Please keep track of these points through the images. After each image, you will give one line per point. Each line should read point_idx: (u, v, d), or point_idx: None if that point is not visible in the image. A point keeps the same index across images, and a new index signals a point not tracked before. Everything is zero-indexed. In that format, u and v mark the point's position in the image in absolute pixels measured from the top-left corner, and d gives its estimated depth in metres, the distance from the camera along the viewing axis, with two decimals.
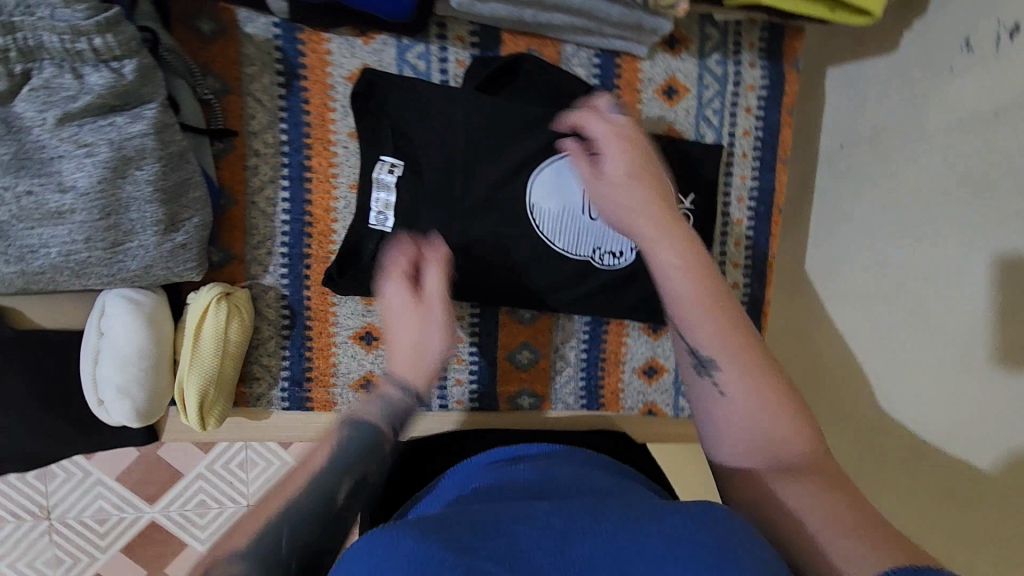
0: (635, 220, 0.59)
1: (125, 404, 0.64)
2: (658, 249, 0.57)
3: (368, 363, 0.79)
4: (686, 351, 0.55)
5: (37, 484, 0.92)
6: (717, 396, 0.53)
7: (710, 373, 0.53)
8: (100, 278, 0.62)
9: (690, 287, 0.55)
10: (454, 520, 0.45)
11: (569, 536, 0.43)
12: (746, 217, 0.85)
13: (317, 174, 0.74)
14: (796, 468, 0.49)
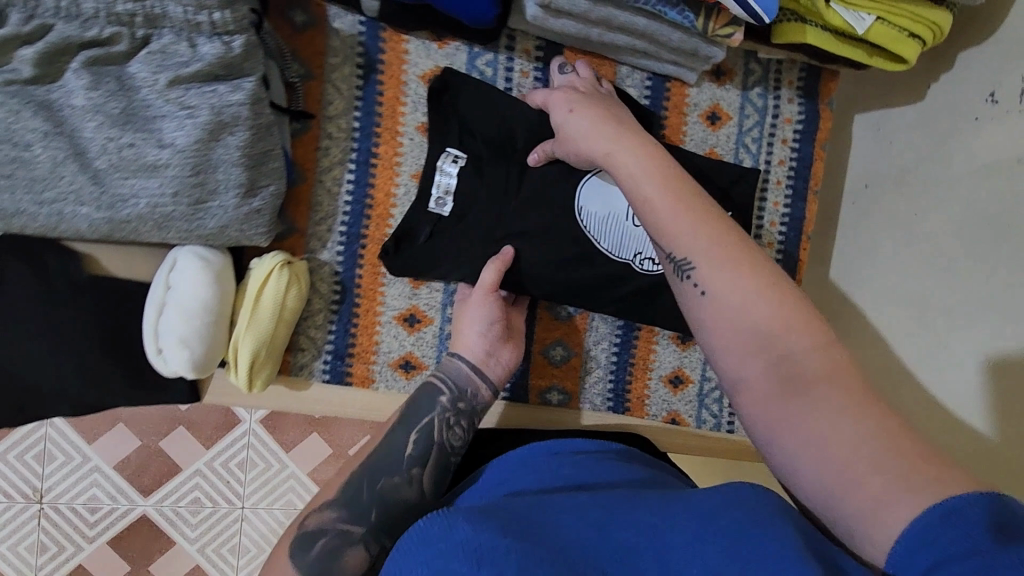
0: (605, 149, 0.67)
1: (183, 355, 0.67)
2: (620, 164, 0.66)
3: (410, 344, 0.82)
4: (666, 258, 0.62)
5: (37, 468, 1.13)
6: (698, 295, 0.59)
7: (689, 276, 0.59)
8: (179, 233, 0.66)
9: (659, 198, 0.62)
10: (501, 513, 0.51)
11: (609, 524, 0.49)
12: (776, 241, 0.90)
13: (383, 161, 0.79)
14: (783, 349, 0.54)
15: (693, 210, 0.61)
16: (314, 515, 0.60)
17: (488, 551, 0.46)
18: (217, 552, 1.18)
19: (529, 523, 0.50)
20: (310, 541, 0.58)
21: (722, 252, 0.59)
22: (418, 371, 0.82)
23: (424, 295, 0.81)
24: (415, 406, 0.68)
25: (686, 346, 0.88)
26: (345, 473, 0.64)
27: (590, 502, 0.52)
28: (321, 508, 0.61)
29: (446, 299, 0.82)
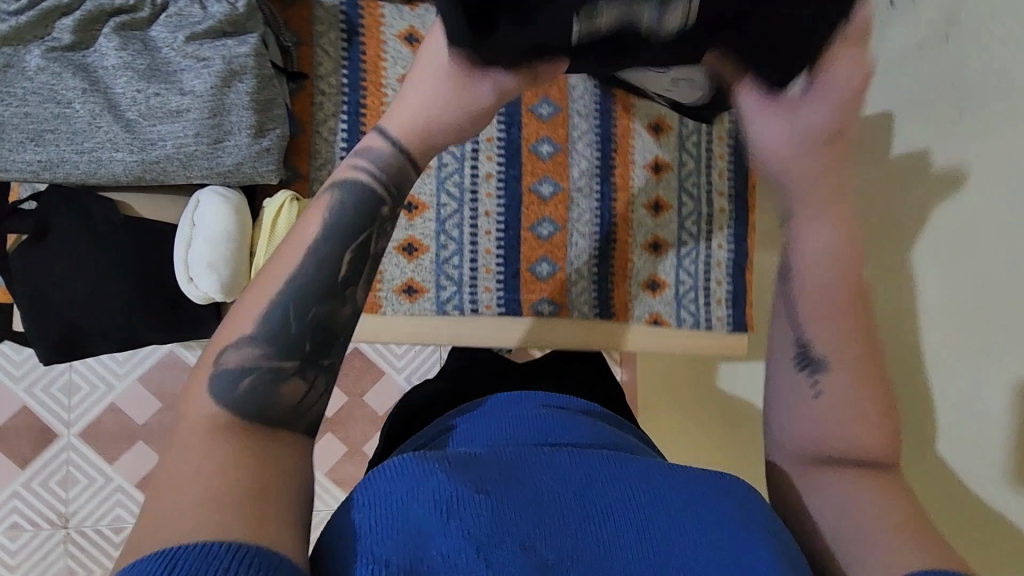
0: (791, 191, 0.59)
1: (211, 279, 0.76)
2: (806, 230, 0.59)
3: (410, 271, 0.92)
4: (793, 340, 0.58)
5: (63, 496, 1.37)
6: (810, 385, 0.56)
7: (811, 367, 0.57)
8: (201, 170, 0.76)
9: (826, 278, 0.58)
10: (482, 463, 0.46)
11: (590, 481, 0.46)
12: (726, 152, 1.00)
13: (370, 110, 0.90)
14: (858, 447, 0.54)
15: (835, 309, 0.58)
16: (234, 350, 0.48)
17: (457, 502, 0.42)
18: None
19: (509, 474, 0.45)
20: (235, 376, 0.47)
21: (856, 360, 0.56)
22: (420, 294, 0.92)
23: (419, 225, 0.92)
24: (351, 199, 0.55)
25: (659, 254, 0.99)
26: (268, 292, 0.50)
27: (569, 460, 0.47)
28: (240, 342, 0.49)
29: (438, 228, 0.92)
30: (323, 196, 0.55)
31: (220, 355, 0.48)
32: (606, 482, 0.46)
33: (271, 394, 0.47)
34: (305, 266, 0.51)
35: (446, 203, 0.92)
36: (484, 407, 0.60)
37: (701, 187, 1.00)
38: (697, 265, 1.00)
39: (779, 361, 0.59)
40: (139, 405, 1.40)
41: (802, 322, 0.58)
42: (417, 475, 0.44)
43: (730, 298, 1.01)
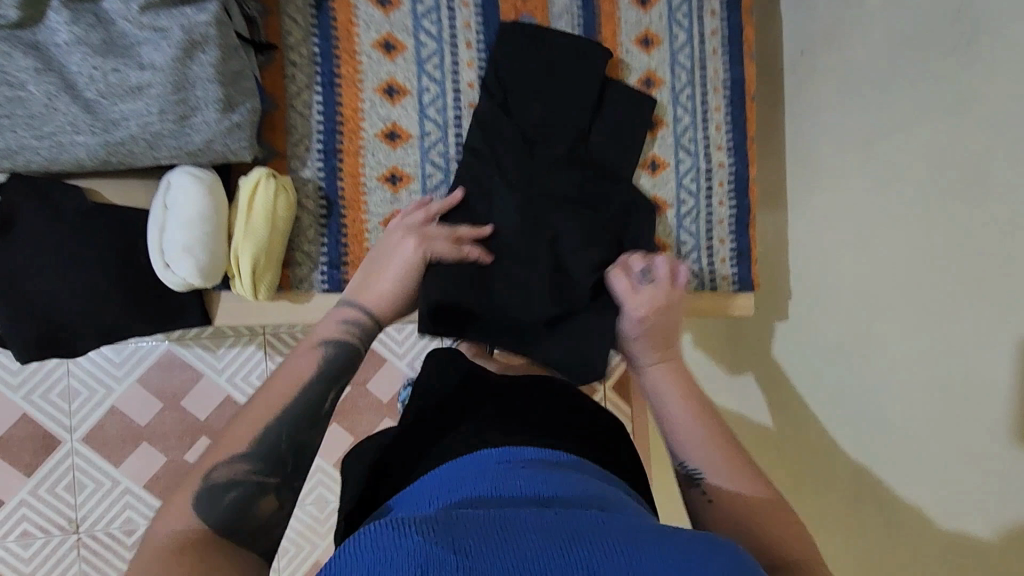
0: (641, 357, 0.77)
1: (187, 262, 0.72)
2: (654, 376, 0.75)
3: None
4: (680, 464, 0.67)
5: (72, 501, 1.38)
6: (706, 500, 0.64)
7: (699, 482, 0.65)
8: (169, 150, 0.72)
9: (684, 410, 0.70)
10: (463, 524, 0.44)
11: (578, 539, 0.43)
12: (722, 104, 0.96)
13: (346, 80, 0.86)
14: (772, 543, 0.58)
15: (709, 437, 0.68)
16: (223, 465, 0.55)
17: (436, 562, 0.40)
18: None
19: (489, 533, 0.43)
20: (225, 490, 0.54)
21: (725, 460, 0.66)
22: None
23: (404, 199, 0.88)
24: (330, 351, 0.66)
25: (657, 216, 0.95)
26: (262, 423, 0.58)
27: (556, 522, 0.45)
28: (230, 458, 0.56)
29: None
30: (303, 348, 0.66)
31: (210, 471, 0.55)
32: (593, 542, 0.43)
33: (253, 507, 0.55)
34: (287, 407, 0.60)
35: (432, 174, 0.89)
36: (466, 464, 0.59)
37: (698, 143, 0.96)
38: (698, 225, 0.96)
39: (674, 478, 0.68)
40: (140, 406, 1.40)
41: (675, 442, 0.68)
42: (392, 541, 0.42)
43: (734, 257, 0.98)
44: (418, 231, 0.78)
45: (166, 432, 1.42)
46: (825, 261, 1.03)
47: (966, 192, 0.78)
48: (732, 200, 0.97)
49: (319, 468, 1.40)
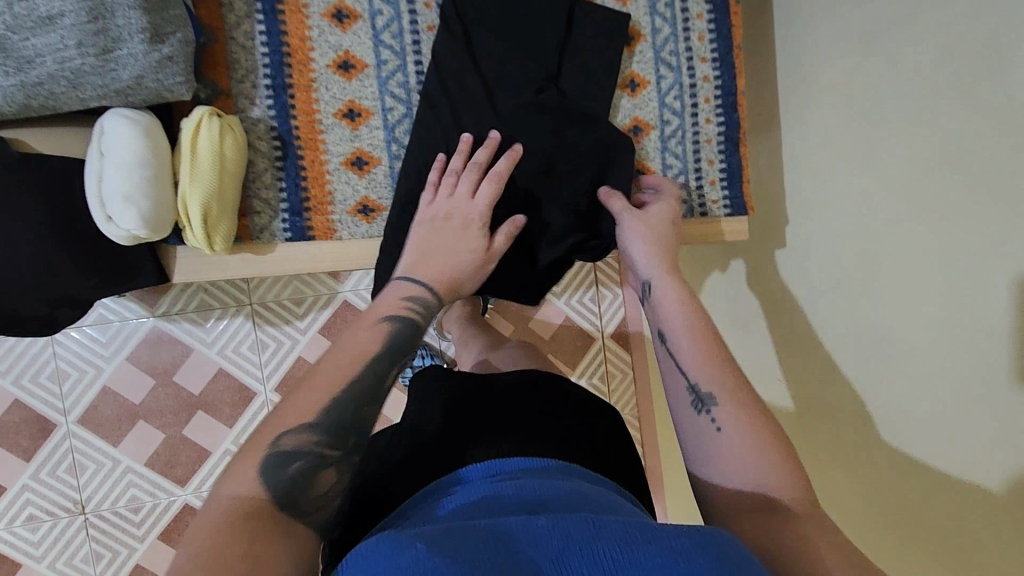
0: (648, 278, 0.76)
1: (130, 213, 0.66)
2: (662, 302, 0.73)
3: (363, 188, 0.82)
4: (686, 387, 0.66)
5: (75, 484, 1.36)
6: (713, 428, 0.63)
7: (707, 409, 0.64)
8: (96, 89, 0.65)
9: (692, 340, 0.69)
10: (458, 534, 0.46)
11: (572, 536, 0.45)
12: (705, 10, 0.89)
13: (289, 5, 0.78)
14: (776, 489, 0.58)
15: (718, 369, 0.67)
16: (291, 435, 0.56)
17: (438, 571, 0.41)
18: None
19: (481, 542, 0.45)
20: (288, 461, 0.55)
21: (736, 394, 0.65)
22: (378, 213, 0.83)
23: (365, 135, 0.82)
24: (402, 329, 0.68)
25: (640, 138, 0.89)
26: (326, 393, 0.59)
27: (547, 526, 0.47)
28: (299, 428, 0.56)
29: (388, 135, 0.83)
30: (377, 321, 0.68)
31: (277, 440, 0.55)
32: (584, 548, 0.44)
33: (313, 482, 0.55)
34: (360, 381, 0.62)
35: (393, 106, 0.82)
36: (457, 481, 0.62)
37: (679, 56, 0.89)
38: (684, 146, 0.90)
39: (680, 409, 0.66)
40: (132, 384, 1.38)
41: (687, 368, 0.67)
42: (392, 552, 0.44)
43: (724, 177, 0.91)
44: (474, 205, 0.78)
45: (162, 409, 1.40)
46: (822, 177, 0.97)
47: (976, 79, 0.72)
48: (720, 116, 0.91)
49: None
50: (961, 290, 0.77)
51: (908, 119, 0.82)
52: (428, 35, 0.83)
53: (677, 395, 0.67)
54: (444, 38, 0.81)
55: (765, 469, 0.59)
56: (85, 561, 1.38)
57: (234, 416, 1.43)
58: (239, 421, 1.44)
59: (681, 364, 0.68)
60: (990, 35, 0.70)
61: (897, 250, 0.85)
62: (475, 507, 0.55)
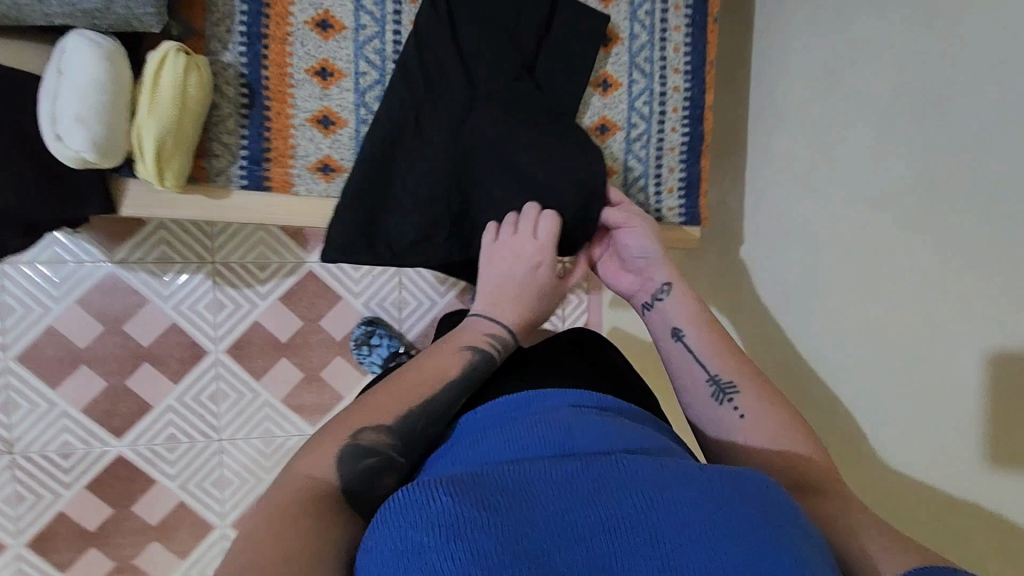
0: (649, 280, 0.84)
1: (80, 134, 0.66)
2: (666, 302, 0.82)
3: (326, 147, 0.83)
4: (706, 382, 0.76)
5: (8, 423, 1.38)
6: (738, 417, 0.73)
7: (729, 399, 0.74)
8: (60, 5, 0.65)
9: (701, 335, 0.79)
10: (489, 480, 0.52)
11: (597, 490, 0.51)
12: (683, 24, 0.92)
13: None
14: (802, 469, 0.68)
15: (733, 361, 0.77)
16: (370, 431, 0.64)
17: (466, 527, 0.46)
18: (196, 480, 1.51)
19: (513, 491, 0.51)
20: (364, 453, 0.62)
21: (755, 386, 0.75)
22: (338, 173, 0.84)
23: (335, 95, 0.83)
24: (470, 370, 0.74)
25: (605, 138, 0.92)
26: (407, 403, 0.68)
27: (577, 472, 0.53)
28: (377, 428, 0.64)
29: (358, 99, 0.84)
30: (441, 376, 0.72)
31: (357, 434, 0.63)
32: (609, 496, 0.50)
33: (377, 480, 0.62)
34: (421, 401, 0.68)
35: (366, 71, 0.83)
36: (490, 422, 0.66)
37: (653, 63, 0.92)
38: (648, 151, 0.93)
39: (703, 399, 0.76)
40: (79, 328, 1.41)
41: (709, 366, 0.77)
42: (426, 498, 0.49)
43: (682, 186, 0.95)
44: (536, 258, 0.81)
45: (107, 356, 1.43)
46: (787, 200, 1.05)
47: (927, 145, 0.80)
48: (685, 126, 0.94)
49: (265, 403, 1.54)
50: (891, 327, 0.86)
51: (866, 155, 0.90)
52: (410, 7, 0.84)
53: (699, 389, 0.77)
54: (425, 15, 0.83)
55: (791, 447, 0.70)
56: (10, 500, 1.40)
57: (180, 373, 1.48)
58: (184, 378, 1.49)
59: (703, 362, 0.78)
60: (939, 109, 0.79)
61: (838, 280, 0.96)
62: (509, 445, 0.60)
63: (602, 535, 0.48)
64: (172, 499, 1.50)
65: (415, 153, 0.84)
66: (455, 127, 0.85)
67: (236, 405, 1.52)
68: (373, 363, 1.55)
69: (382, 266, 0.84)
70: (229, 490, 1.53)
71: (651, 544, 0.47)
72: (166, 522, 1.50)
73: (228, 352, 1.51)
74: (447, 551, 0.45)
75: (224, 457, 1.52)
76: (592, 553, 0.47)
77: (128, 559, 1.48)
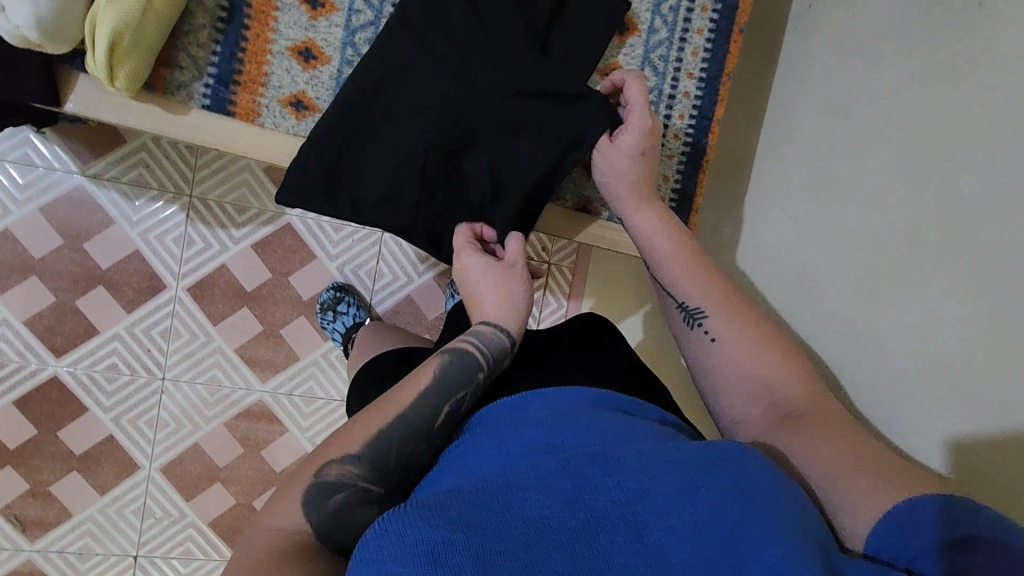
0: (620, 201, 0.83)
1: (25, 9, 0.59)
2: (639, 220, 0.82)
3: (303, 82, 0.78)
4: (677, 308, 0.77)
5: None
6: (707, 339, 0.73)
7: (698, 322, 0.74)
8: None
9: (673, 251, 0.79)
10: (468, 492, 0.53)
11: (580, 490, 0.53)
12: (706, 28, 0.88)
13: None
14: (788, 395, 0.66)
15: (704, 278, 0.77)
16: (333, 465, 0.62)
17: (445, 552, 0.48)
18: (129, 417, 1.42)
19: (495, 501, 0.52)
20: (330, 490, 0.61)
21: (726, 305, 0.74)
22: (310, 112, 0.79)
23: (322, 29, 0.78)
24: (443, 373, 0.68)
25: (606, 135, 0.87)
26: (376, 430, 0.64)
27: (559, 470, 0.54)
28: (342, 460, 0.62)
29: (346, 38, 0.79)
30: (402, 391, 0.67)
31: (321, 469, 0.62)
32: (592, 495, 0.53)
33: (352, 514, 0.60)
34: (389, 423, 0.65)
35: (360, 10, 0.79)
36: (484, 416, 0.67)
37: (667, 63, 0.87)
38: None
39: (678, 327, 0.77)
40: (37, 236, 1.36)
41: (674, 292, 0.78)
42: (403, 522, 0.51)
43: (674, 198, 0.89)
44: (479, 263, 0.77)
45: (61, 271, 1.38)
46: (789, 230, 1.01)
47: (928, 193, 0.76)
48: (689, 134, 0.88)
49: (216, 349, 1.45)
50: (876, 376, 0.82)
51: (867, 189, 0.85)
52: None
53: (671, 314, 0.78)
54: None
55: (762, 372, 0.69)
56: None
57: (135, 302, 1.41)
58: (138, 309, 1.41)
59: (671, 292, 0.78)
60: (947, 158, 0.75)
61: (828, 321, 0.92)
62: (493, 442, 0.61)
63: (584, 536, 0.51)
64: (100, 433, 1.42)
65: (394, 105, 0.79)
66: (444, 87, 0.79)
67: (186, 346, 1.44)
68: (335, 331, 1.42)
69: (340, 220, 0.80)
70: (163, 433, 1.44)
71: (634, 538, 0.51)
72: (89, 454, 1.42)
73: (188, 291, 1.43)
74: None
75: (164, 398, 1.43)
76: (575, 558, 0.50)
77: (43, 485, 1.40)
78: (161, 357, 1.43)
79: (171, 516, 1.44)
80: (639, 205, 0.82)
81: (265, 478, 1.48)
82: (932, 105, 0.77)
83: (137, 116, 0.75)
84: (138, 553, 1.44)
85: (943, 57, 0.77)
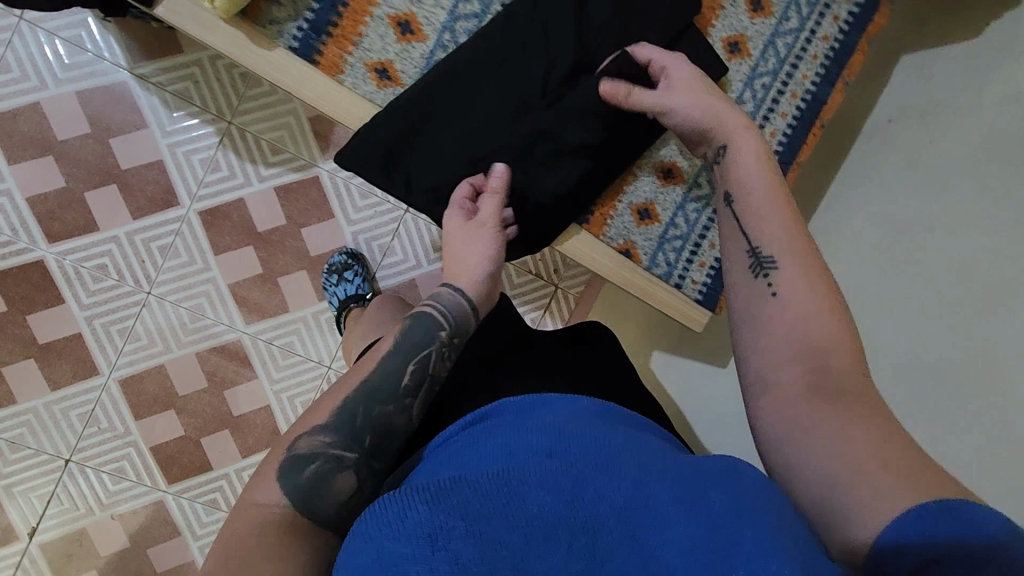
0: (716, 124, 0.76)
1: None
2: (739, 139, 0.75)
3: (393, 52, 0.78)
4: (748, 250, 0.70)
5: None
6: (771, 294, 0.66)
7: (767, 271, 0.68)
8: None
9: (761, 175, 0.73)
10: (467, 484, 0.53)
11: (582, 493, 0.52)
12: (791, 114, 0.88)
13: None
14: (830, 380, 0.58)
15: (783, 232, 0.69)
16: (304, 438, 0.63)
17: (447, 536, 0.49)
18: (102, 321, 1.39)
19: (491, 494, 0.52)
20: (303, 461, 0.61)
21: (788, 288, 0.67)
22: (392, 84, 0.79)
23: (426, 6, 0.78)
24: (408, 335, 0.70)
25: (668, 182, 0.88)
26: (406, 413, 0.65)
27: (559, 470, 0.54)
28: (313, 430, 0.63)
29: (447, 22, 0.79)
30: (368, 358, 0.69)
31: (293, 443, 0.63)
32: (591, 497, 0.52)
33: (329, 482, 0.60)
34: (371, 377, 0.67)
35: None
36: (494, 417, 0.67)
37: None
38: (698, 217, 0.89)
39: (739, 273, 0.70)
40: (66, 118, 1.33)
41: (751, 231, 0.71)
42: (404, 511, 0.51)
43: (715, 266, 0.91)
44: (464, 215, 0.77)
45: (81, 159, 1.35)
46: None
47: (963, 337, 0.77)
48: None
49: (210, 279, 1.42)
50: None
51: (904, 314, 0.86)
52: None
53: (739, 258, 0.71)
54: None
55: None
56: None
57: (143, 211, 1.38)
58: (145, 218, 1.38)
59: (747, 231, 0.71)
60: (986, 308, 0.75)
61: None
62: (498, 437, 0.62)
63: (582, 537, 0.50)
64: (70, 327, 1.38)
65: (475, 99, 0.78)
66: (529, 94, 0.79)
67: (181, 268, 1.41)
68: (334, 295, 1.41)
69: (391, 195, 0.79)
70: (132, 346, 1.40)
71: (630, 545, 0.50)
72: (52, 346, 1.38)
73: (200, 215, 1.40)
74: (429, 560, 0.48)
75: (143, 312, 1.40)
76: (573, 556, 0.49)
77: None
78: (152, 271, 1.40)
79: (115, 431, 1.40)
80: (739, 128, 0.75)
81: (220, 419, 1.44)
82: (985, 255, 0.78)
83: (219, 38, 0.73)
84: (71, 458, 1.39)
85: (1008, 209, 0.77)
